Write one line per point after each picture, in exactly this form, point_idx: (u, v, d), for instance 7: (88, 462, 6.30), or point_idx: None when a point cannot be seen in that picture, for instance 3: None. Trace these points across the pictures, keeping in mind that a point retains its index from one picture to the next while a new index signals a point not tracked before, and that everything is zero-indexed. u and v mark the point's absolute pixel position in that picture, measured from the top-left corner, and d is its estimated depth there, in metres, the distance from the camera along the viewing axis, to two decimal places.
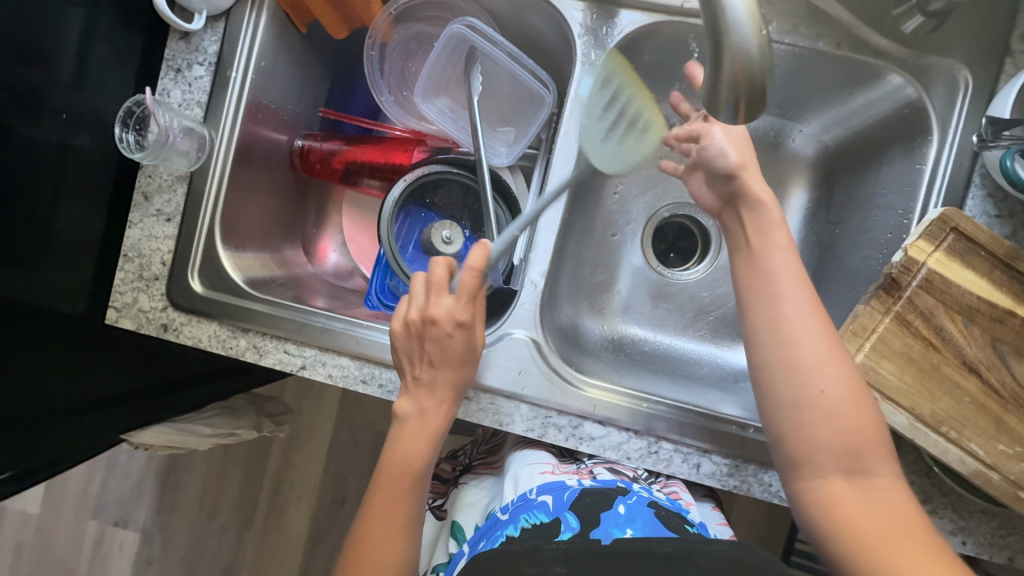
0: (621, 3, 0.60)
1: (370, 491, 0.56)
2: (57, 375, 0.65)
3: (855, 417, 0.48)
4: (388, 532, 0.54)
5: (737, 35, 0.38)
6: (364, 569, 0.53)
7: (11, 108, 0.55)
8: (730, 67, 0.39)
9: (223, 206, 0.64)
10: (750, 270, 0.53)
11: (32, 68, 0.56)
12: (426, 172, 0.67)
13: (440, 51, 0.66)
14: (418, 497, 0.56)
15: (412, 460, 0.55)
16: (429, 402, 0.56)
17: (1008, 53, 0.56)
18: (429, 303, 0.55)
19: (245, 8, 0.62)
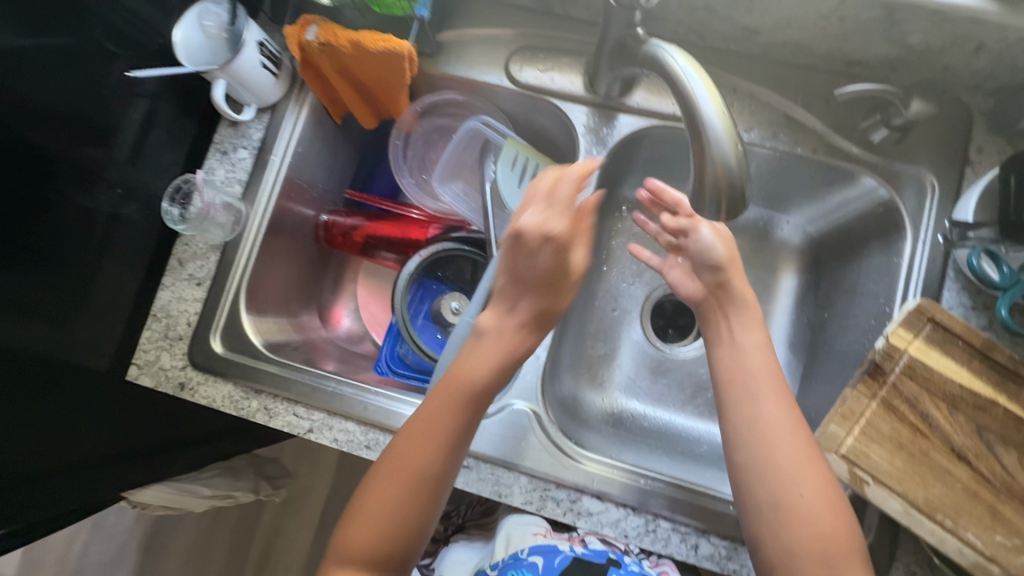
0: (621, 108, 0.67)
1: (392, 446, 0.52)
2: (61, 431, 0.67)
3: (830, 522, 0.49)
4: (400, 493, 0.50)
5: (717, 146, 0.44)
6: (391, 469, 0.51)
7: (71, 182, 0.63)
8: (714, 171, 0.44)
9: (249, 275, 0.69)
10: (730, 366, 0.55)
11: (96, 147, 0.64)
12: (439, 248, 0.73)
13: (456, 143, 0.75)
14: (466, 426, 0.52)
15: (438, 423, 0.51)
16: (509, 322, 0.55)
17: (967, 163, 0.62)
18: (521, 216, 0.55)
19: (289, 103, 0.70)
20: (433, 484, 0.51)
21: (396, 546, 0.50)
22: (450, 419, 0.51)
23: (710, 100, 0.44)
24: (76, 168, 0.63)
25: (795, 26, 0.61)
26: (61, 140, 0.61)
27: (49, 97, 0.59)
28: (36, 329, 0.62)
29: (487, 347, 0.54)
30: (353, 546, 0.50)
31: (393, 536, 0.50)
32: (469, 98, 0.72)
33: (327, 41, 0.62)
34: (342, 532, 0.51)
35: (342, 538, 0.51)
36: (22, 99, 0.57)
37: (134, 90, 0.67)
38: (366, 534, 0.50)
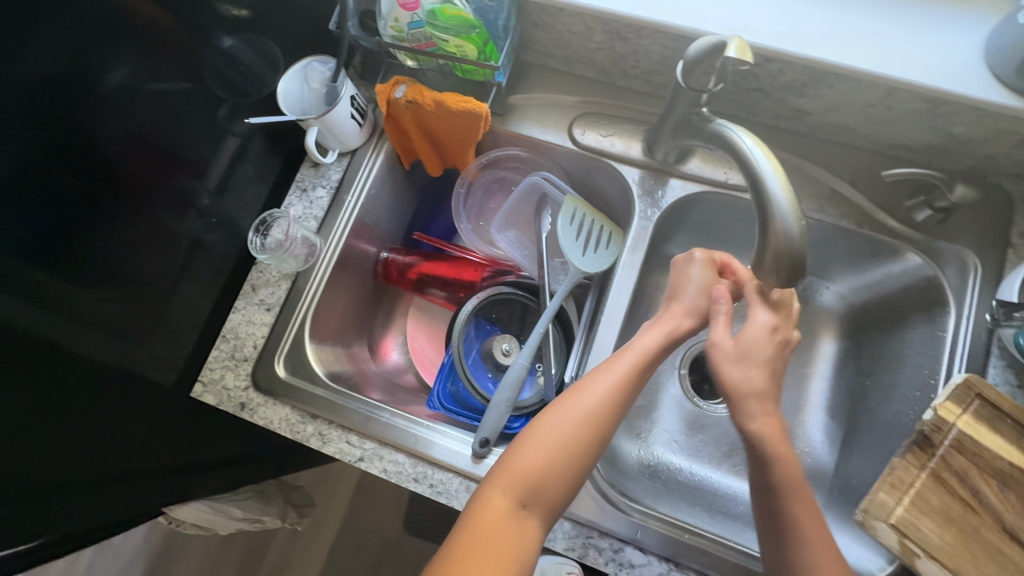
0: (674, 173, 0.72)
1: (569, 394, 0.55)
2: (114, 443, 0.69)
3: None
4: (574, 438, 0.52)
5: (781, 220, 0.47)
6: (567, 404, 0.54)
7: (166, 207, 0.68)
8: (776, 241, 0.47)
9: (315, 305, 0.73)
10: (785, 533, 0.52)
11: (189, 177, 0.70)
12: (496, 291, 0.77)
13: (516, 197, 0.79)
14: (638, 383, 0.55)
15: (614, 369, 0.55)
16: (674, 320, 0.58)
17: (1009, 246, 0.65)
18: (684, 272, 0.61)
19: (367, 150, 0.77)
20: (602, 435, 0.53)
21: (558, 484, 0.52)
22: (630, 376, 0.54)
23: (776, 177, 0.48)
24: (171, 194, 0.68)
25: (844, 110, 0.66)
26: (162, 171, 0.67)
27: (154, 132, 0.64)
28: (116, 342, 0.66)
29: (659, 325, 0.58)
30: (518, 475, 0.52)
31: (558, 476, 0.52)
32: (532, 155, 0.78)
33: (413, 99, 0.69)
34: (507, 461, 0.53)
35: (509, 467, 0.53)
36: (128, 135, 0.61)
37: (228, 128, 0.73)
38: (534, 466, 0.52)
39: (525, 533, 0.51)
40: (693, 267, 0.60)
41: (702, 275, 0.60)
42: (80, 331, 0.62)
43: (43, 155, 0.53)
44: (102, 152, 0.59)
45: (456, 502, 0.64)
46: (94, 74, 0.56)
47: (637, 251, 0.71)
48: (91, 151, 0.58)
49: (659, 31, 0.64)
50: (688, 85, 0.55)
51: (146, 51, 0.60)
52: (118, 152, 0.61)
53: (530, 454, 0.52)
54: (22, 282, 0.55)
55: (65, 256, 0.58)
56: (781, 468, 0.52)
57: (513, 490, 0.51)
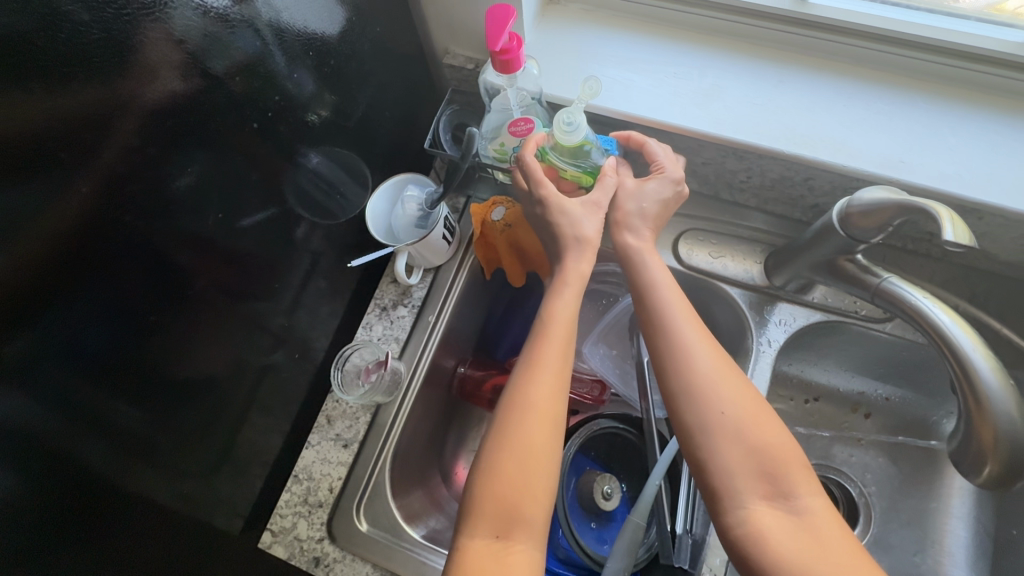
0: (794, 300, 0.66)
1: (506, 396, 0.48)
2: None
3: (854, 561, 0.38)
4: (534, 440, 0.45)
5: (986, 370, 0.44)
6: (522, 411, 0.46)
7: (243, 330, 0.61)
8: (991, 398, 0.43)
9: (397, 440, 0.66)
10: (686, 393, 0.45)
11: (264, 302, 0.63)
12: (596, 426, 0.69)
13: (611, 316, 0.74)
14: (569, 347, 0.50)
15: (556, 351, 0.49)
16: (585, 245, 0.54)
17: None
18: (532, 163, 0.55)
19: (452, 266, 0.71)
20: (556, 421, 0.47)
21: (538, 499, 0.44)
22: (561, 352, 0.49)
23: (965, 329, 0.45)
24: (246, 320, 0.61)
25: (991, 240, 0.59)
26: (240, 296, 0.59)
27: (229, 252, 0.56)
28: (184, 494, 0.58)
29: (569, 285, 0.53)
30: (493, 506, 0.43)
31: (532, 489, 0.44)
32: None
33: (512, 223, 0.67)
34: (473, 495, 0.44)
35: (476, 503, 0.44)
36: (197, 242, 0.52)
37: (305, 247, 0.67)
38: (507, 488, 0.44)
39: (525, 564, 0.42)
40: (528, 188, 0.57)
41: (561, 203, 0.55)
42: (142, 476, 0.53)
43: (117, 278, 0.45)
44: (176, 274, 0.50)
45: None
46: (162, 177, 0.46)
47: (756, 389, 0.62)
48: (163, 277, 0.49)
49: (790, 160, 0.58)
50: (846, 233, 0.49)
51: (227, 156, 0.52)
52: (193, 275, 0.52)
53: (501, 478, 0.44)
54: (80, 419, 0.45)
55: (136, 386, 0.49)
56: (690, 359, 0.46)
57: (495, 528, 0.43)
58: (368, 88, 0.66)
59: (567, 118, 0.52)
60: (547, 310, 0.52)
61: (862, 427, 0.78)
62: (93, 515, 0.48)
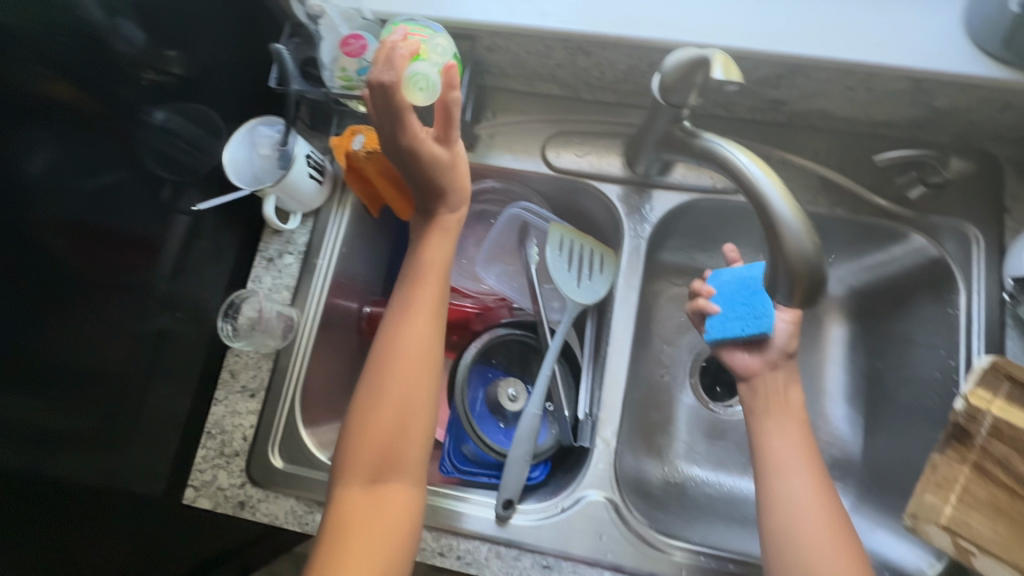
0: (657, 185, 0.69)
1: (379, 352, 0.55)
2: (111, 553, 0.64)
3: None
4: (400, 390, 0.53)
5: (796, 241, 0.44)
6: (391, 365, 0.54)
7: (127, 302, 0.60)
8: (792, 260, 0.44)
9: (304, 381, 0.68)
10: (773, 468, 0.55)
11: (146, 270, 0.62)
12: (493, 336, 0.73)
13: (497, 231, 0.74)
14: (440, 303, 0.58)
15: (422, 307, 0.56)
16: (449, 171, 0.56)
17: (1006, 211, 0.64)
18: (381, 76, 0.49)
19: (331, 206, 0.72)
20: (421, 369, 0.54)
21: (408, 441, 0.53)
22: (428, 304, 0.57)
23: (786, 203, 0.45)
24: (128, 290, 0.60)
25: (822, 96, 0.63)
26: (116, 267, 0.58)
27: (102, 226, 0.56)
28: (96, 465, 0.59)
29: (437, 232, 0.59)
30: (367, 458, 0.52)
31: (399, 432, 0.52)
32: (506, 185, 0.74)
33: (373, 149, 0.64)
34: (349, 448, 0.52)
35: (353, 455, 0.52)
36: (70, 226, 0.52)
37: (176, 208, 0.65)
38: (378, 438, 0.52)
39: (400, 498, 0.51)
40: (386, 120, 0.52)
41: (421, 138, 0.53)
42: (65, 455, 0.55)
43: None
44: (54, 263, 0.51)
45: (488, 571, 0.60)
46: (8, 164, 0.46)
47: (635, 274, 0.68)
48: (45, 269, 0.50)
49: (625, 43, 0.60)
50: (667, 102, 0.52)
51: (76, 133, 0.52)
52: (72, 260, 0.53)
53: (372, 431, 0.52)
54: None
55: (45, 381, 0.52)
56: (780, 446, 0.56)
57: (369, 470, 0.51)
58: (199, 31, 0.63)
59: (423, 83, 0.53)
60: (416, 266, 0.59)
61: None
62: (15, 500, 0.51)
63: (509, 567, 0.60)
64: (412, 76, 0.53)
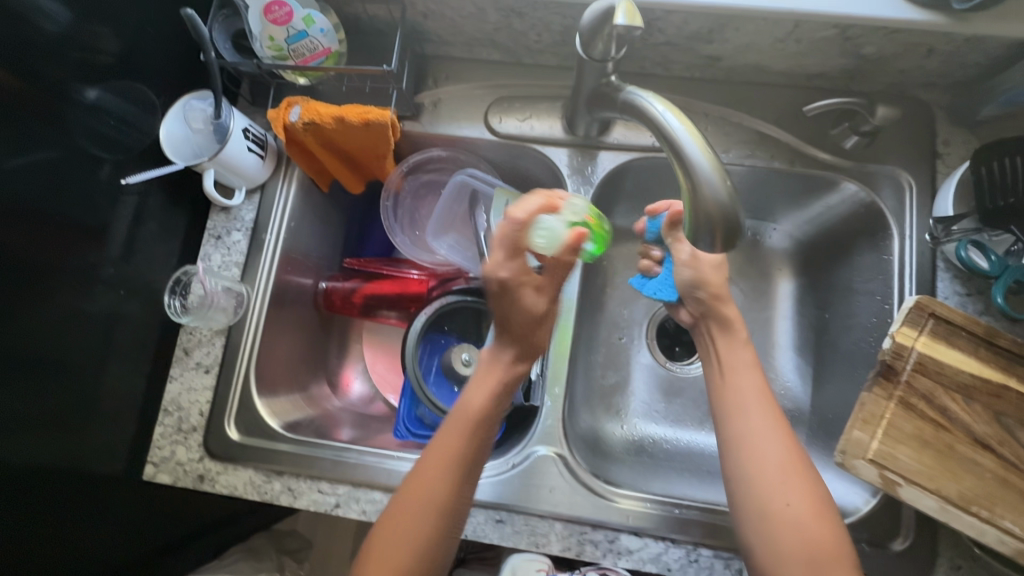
0: (601, 146, 0.70)
1: (402, 493, 0.56)
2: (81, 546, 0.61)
3: (816, 530, 0.52)
4: (428, 495, 0.54)
5: (708, 186, 0.44)
6: (414, 488, 0.55)
7: (72, 282, 0.59)
8: (707, 207, 0.45)
9: (257, 356, 0.69)
10: (727, 400, 0.59)
11: (93, 251, 0.61)
12: (444, 303, 0.73)
13: (446, 199, 0.75)
14: (482, 440, 0.58)
15: (452, 449, 0.56)
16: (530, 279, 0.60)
17: (937, 156, 0.65)
18: (505, 228, 0.57)
19: (277, 180, 0.72)
20: (439, 505, 0.54)
21: (411, 568, 0.53)
22: (462, 438, 0.57)
23: (699, 148, 0.45)
24: (73, 275, 0.59)
25: (755, 49, 0.64)
26: (60, 246, 0.57)
27: (37, 204, 0.54)
28: (56, 449, 0.58)
29: (483, 383, 0.60)
30: (379, 569, 0.53)
31: (411, 552, 0.53)
32: (453, 152, 0.74)
33: (311, 120, 0.64)
34: (367, 552, 0.54)
35: (369, 560, 0.54)
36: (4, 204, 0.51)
37: (122, 189, 0.64)
38: (395, 548, 0.53)
39: None
40: (505, 261, 0.58)
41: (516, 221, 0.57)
42: (17, 441, 0.54)
43: None
44: None
45: None
46: None
47: None
48: None
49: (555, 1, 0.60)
50: (589, 56, 0.52)
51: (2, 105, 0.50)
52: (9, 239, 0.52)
53: (389, 548, 0.53)
54: None
55: None
56: (732, 379, 0.60)
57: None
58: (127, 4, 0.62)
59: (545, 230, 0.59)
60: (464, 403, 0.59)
61: None
62: None
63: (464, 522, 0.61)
64: (539, 226, 0.59)
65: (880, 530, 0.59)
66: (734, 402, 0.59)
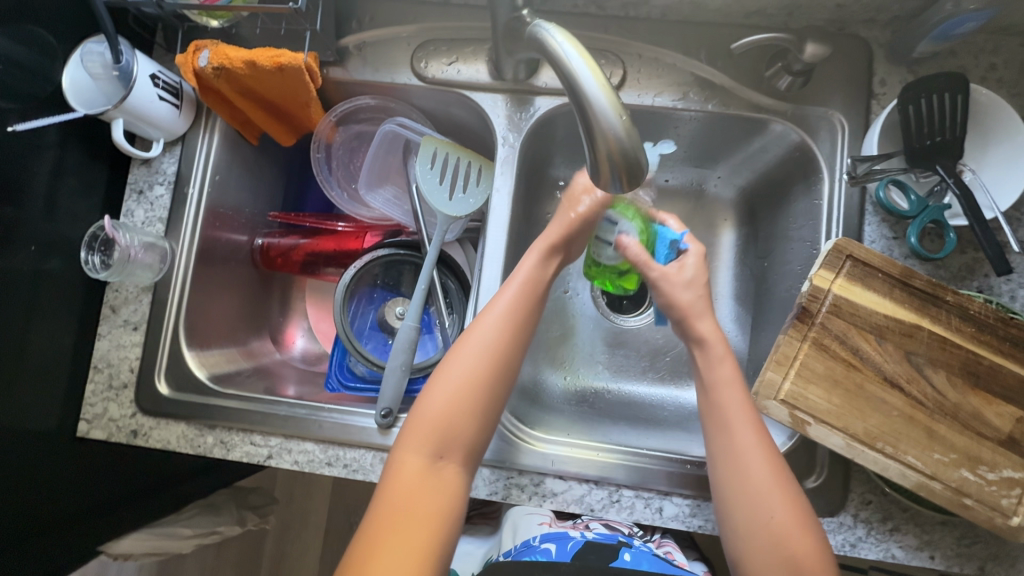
0: (533, 91, 0.68)
1: (453, 353, 0.54)
2: (25, 499, 0.60)
3: (800, 543, 0.48)
4: (481, 348, 0.53)
5: (604, 119, 0.42)
6: (466, 348, 0.54)
7: None
8: (605, 143, 0.43)
9: (187, 311, 0.69)
10: (715, 414, 0.54)
11: (10, 208, 0.57)
12: (375, 257, 0.72)
13: (377, 148, 0.73)
14: (536, 301, 0.57)
15: (505, 307, 0.56)
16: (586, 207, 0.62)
17: (872, 97, 0.63)
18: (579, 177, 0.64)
19: (199, 131, 0.70)
20: (503, 358, 0.54)
21: (472, 425, 0.52)
22: (515, 299, 0.56)
23: (594, 79, 0.42)
24: None
25: None
26: None
27: None
28: None
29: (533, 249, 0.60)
30: (428, 430, 0.51)
31: (472, 409, 0.52)
32: (383, 100, 0.72)
33: (221, 65, 0.61)
34: (416, 416, 0.52)
35: (419, 423, 0.51)
36: None
37: (37, 142, 0.60)
38: (445, 411, 0.51)
39: (454, 480, 0.51)
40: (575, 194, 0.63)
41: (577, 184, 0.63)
42: None
43: None
44: None
45: (374, 475, 0.63)
46: None
47: (507, 181, 0.67)
48: None
49: None
50: None
51: None
52: None
53: (438, 409, 0.51)
54: None
55: None
56: (719, 395, 0.54)
57: (430, 442, 0.51)
58: None
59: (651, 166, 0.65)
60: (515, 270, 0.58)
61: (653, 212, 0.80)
62: None
63: None
64: None
65: (796, 469, 0.61)
66: (719, 415, 0.53)
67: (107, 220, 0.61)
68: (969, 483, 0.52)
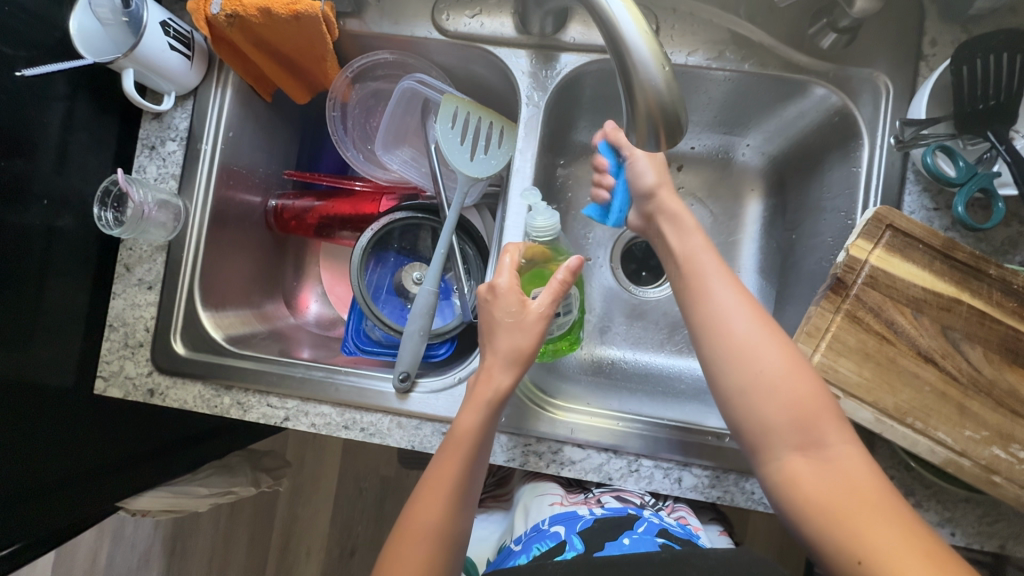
0: (559, 47, 0.65)
1: (399, 526, 0.52)
2: (43, 454, 0.61)
3: (802, 386, 0.49)
4: (425, 524, 0.51)
5: (645, 71, 0.40)
6: (408, 531, 0.51)
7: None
8: (644, 97, 0.41)
9: (202, 271, 0.68)
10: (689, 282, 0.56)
11: (22, 160, 0.56)
12: (391, 221, 0.70)
13: (395, 107, 0.70)
14: (477, 466, 0.53)
15: (447, 478, 0.52)
16: (527, 325, 0.55)
17: (921, 58, 0.59)
18: (499, 280, 0.56)
19: (211, 85, 0.67)
20: (448, 531, 0.51)
21: None
22: (459, 470, 0.52)
23: (636, 26, 0.40)
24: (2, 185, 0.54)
25: None
26: None
27: None
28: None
29: (477, 400, 0.54)
30: None
31: None
32: (402, 56, 0.69)
33: (234, 12, 0.59)
34: None
35: None
36: None
37: (48, 92, 0.58)
38: None
39: None
40: (500, 305, 0.55)
41: (507, 295, 0.55)
42: None
43: None
44: None
45: (391, 439, 0.63)
46: None
47: (531, 142, 0.64)
48: None
49: None
50: None
51: None
52: None
53: None
54: None
55: None
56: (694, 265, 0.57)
57: None
58: None
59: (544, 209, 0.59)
60: (456, 429, 0.54)
61: (676, 180, 0.77)
62: None
63: (410, 436, 0.62)
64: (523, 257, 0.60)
65: None
66: (695, 284, 0.56)
67: (120, 173, 0.59)
68: (999, 461, 0.51)
